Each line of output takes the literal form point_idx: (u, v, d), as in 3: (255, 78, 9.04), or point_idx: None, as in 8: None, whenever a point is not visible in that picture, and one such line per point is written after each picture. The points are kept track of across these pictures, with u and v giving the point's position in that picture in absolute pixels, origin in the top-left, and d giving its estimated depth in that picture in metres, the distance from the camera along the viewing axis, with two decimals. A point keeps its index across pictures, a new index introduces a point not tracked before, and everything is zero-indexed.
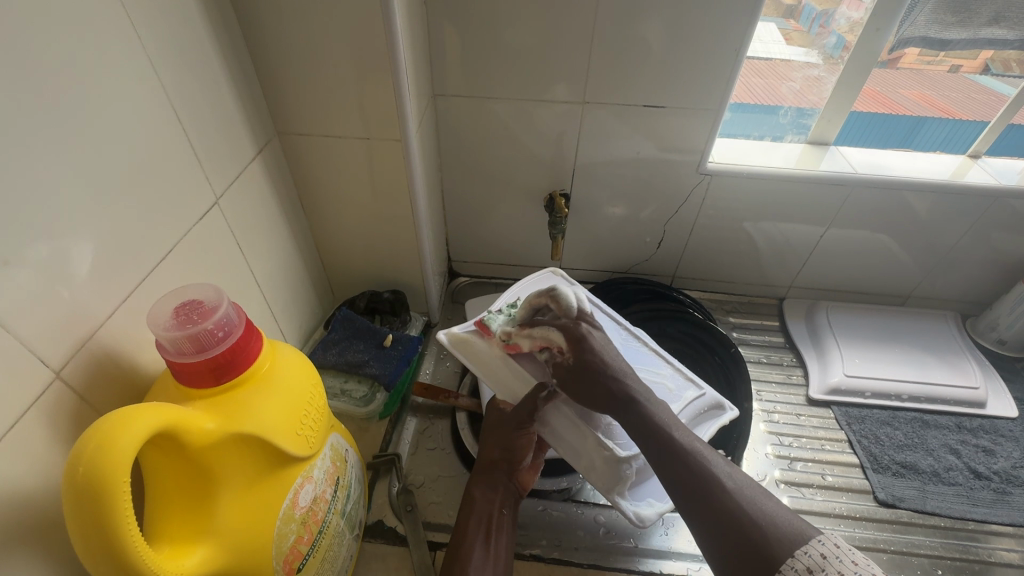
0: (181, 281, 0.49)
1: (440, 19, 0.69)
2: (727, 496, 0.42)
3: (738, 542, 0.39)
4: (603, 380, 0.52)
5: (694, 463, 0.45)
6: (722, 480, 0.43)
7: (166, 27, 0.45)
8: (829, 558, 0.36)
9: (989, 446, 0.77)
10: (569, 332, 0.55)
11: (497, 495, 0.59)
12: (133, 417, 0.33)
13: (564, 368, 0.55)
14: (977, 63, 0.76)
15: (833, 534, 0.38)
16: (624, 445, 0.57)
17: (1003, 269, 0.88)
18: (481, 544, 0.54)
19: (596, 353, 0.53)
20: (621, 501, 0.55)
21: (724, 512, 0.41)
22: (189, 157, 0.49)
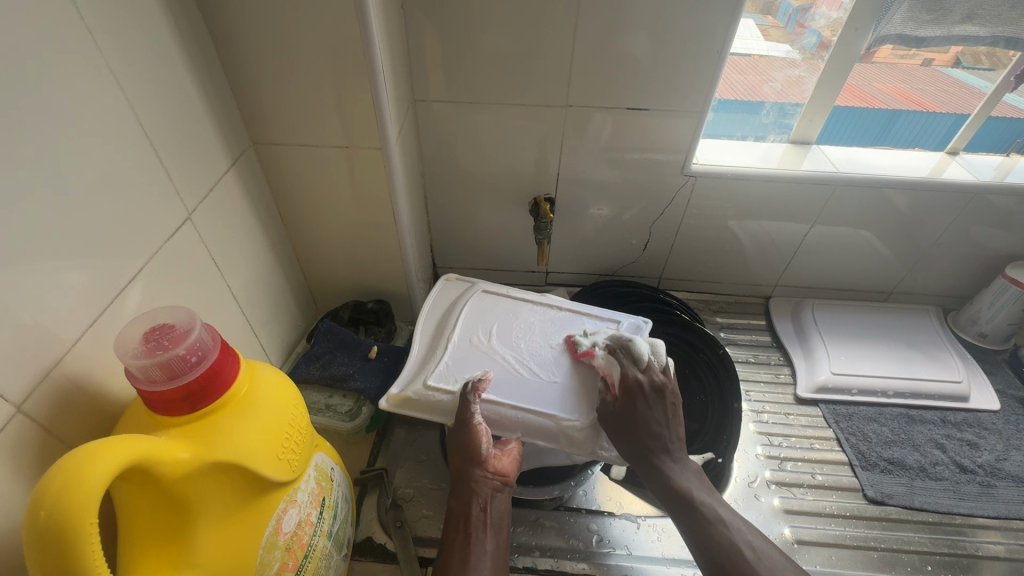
0: (152, 301, 0.47)
1: (419, 23, 0.67)
2: (749, 566, 0.46)
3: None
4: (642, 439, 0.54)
5: (717, 533, 0.50)
6: (742, 550, 0.48)
7: (129, 36, 0.43)
8: None
9: (973, 439, 0.78)
10: (626, 380, 0.56)
11: (473, 493, 0.55)
12: (101, 452, 0.31)
13: (605, 410, 0.55)
14: (948, 56, 0.76)
15: None
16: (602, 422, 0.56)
17: (983, 263, 0.89)
18: (461, 543, 0.52)
19: (643, 414, 0.54)
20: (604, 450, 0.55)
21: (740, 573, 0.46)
22: (157, 171, 0.47)
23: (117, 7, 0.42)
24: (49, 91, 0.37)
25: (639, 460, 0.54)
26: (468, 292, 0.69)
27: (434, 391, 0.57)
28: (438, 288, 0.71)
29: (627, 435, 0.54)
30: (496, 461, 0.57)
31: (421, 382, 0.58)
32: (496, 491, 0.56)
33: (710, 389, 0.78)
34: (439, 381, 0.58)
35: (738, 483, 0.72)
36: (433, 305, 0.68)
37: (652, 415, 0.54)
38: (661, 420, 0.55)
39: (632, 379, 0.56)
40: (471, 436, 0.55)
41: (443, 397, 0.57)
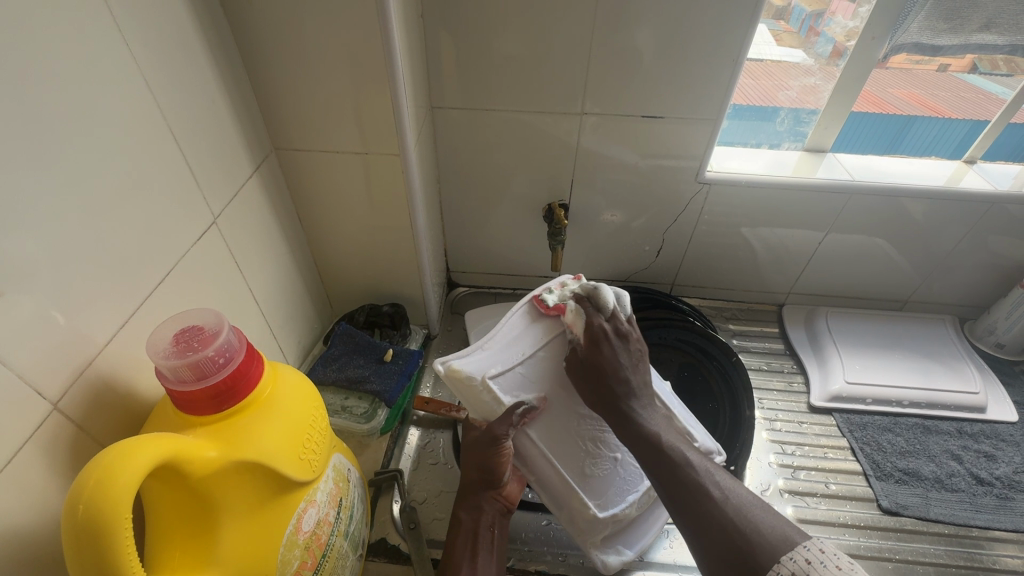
0: (177, 303, 0.49)
1: (437, 30, 0.68)
2: (715, 502, 0.45)
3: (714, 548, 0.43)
4: (608, 387, 0.54)
5: (682, 470, 0.48)
6: (708, 488, 0.47)
7: (160, 46, 0.45)
8: (814, 564, 0.38)
9: (990, 451, 0.77)
10: (591, 330, 0.55)
11: (481, 509, 0.58)
12: (134, 448, 0.32)
13: (573, 362, 0.56)
14: (965, 62, 0.75)
15: (818, 539, 0.40)
16: (604, 505, 0.57)
17: (1000, 272, 0.88)
18: (467, 564, 0.54)
19: (609, 363, 0.54)
20: (592, 550, 0.57)
21: (708, 516, 0.45)
22: (184, 176, 0.48)
23: (150, 17, 0.43)
24: (85, 99, 0.38)
25: (604, 406, 0.54)
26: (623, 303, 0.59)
27: (486, 390, 0.56)
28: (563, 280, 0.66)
29: (590, 383, 0.55)
30: (509, 487, 0.60)
31: (482, 376, 0.57)
32: (502, 516, 0.59)
33: (722, 397, 0.78)
34: (499, 385, 0.57)
35: (751, 491, 0.72)
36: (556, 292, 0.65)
37: (617, 363, 0.54)
38: (625, 368, 0.55)
39: (593, 329, 0.55)
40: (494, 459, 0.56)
41: (491, 404, 0.57)
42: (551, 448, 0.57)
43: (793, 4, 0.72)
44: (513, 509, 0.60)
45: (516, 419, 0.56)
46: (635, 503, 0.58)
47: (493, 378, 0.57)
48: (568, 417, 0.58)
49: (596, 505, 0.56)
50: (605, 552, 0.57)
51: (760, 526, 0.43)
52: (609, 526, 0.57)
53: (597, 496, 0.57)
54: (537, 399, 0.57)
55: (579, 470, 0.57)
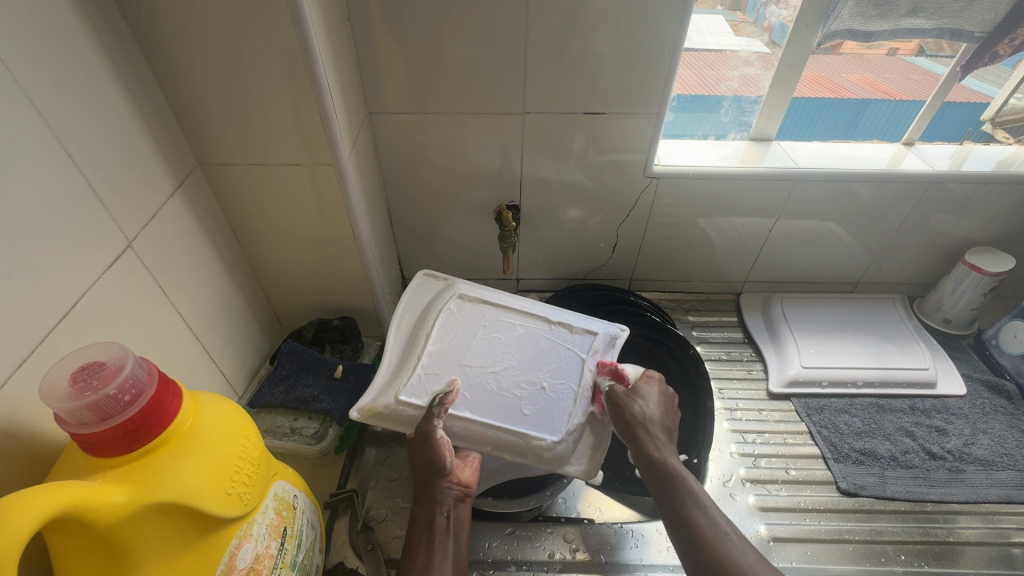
0: (89, 336, 0.45)
1: (368, 34, 0.66)
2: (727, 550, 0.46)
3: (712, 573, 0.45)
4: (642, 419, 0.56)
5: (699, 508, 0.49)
6: (725, 536, 0.47)
7: (49, 61, 0.41)
8: None
9: (942, 425, 0.79)
10: (649, 372, 0.62)
11: (437, 502, 0.55)
12: (21, 504, 0.29)
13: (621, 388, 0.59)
14: (911, 46, 0.77)
15: None
16: (556, 430, 0.57)
17: (944, 249, 0.91)
18: (424, 552, 0.52)
19: (654, 398, 0.59)
20: (569, 467, 0.57)
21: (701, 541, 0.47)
22: (89, 199, 0.45)
23: (34, 29, 0.40)
24: None
25: (630, 432, 0.56)
26: (448, 298, 0.66)
27: (406, 405, 0.56)
28: (417, 283, 0.69)
29: (617, 410, 0.57)
30: (459, 471, 0.56)
31: (390, 397, 0.57)
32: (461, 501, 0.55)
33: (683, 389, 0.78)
34: (411, 396, 0.57)
35: (713, 483, 0.72)
36: (409, 301, 0.67)
37: (657, 403, 0.58)
38: (658, 411, 0.58)
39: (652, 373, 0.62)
40: (433, 451, 0.54)
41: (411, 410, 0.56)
42: (477, 411, 0.57)
43: None
44: (473, 491, 0.56)
45: (437, 409, 0.55)
46: (582, 408, 0.58)
47: (404, 391, 0.58)
48: (485, 382, 0.59)
49: (548, 433, 0.56)
50: (581, 461, 0.57)
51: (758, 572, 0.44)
52: (570, 436, 0.57)
53: (546, 423, 0.57)
54: (449, 383, 0.57)
55: (521, 412, 0.57)
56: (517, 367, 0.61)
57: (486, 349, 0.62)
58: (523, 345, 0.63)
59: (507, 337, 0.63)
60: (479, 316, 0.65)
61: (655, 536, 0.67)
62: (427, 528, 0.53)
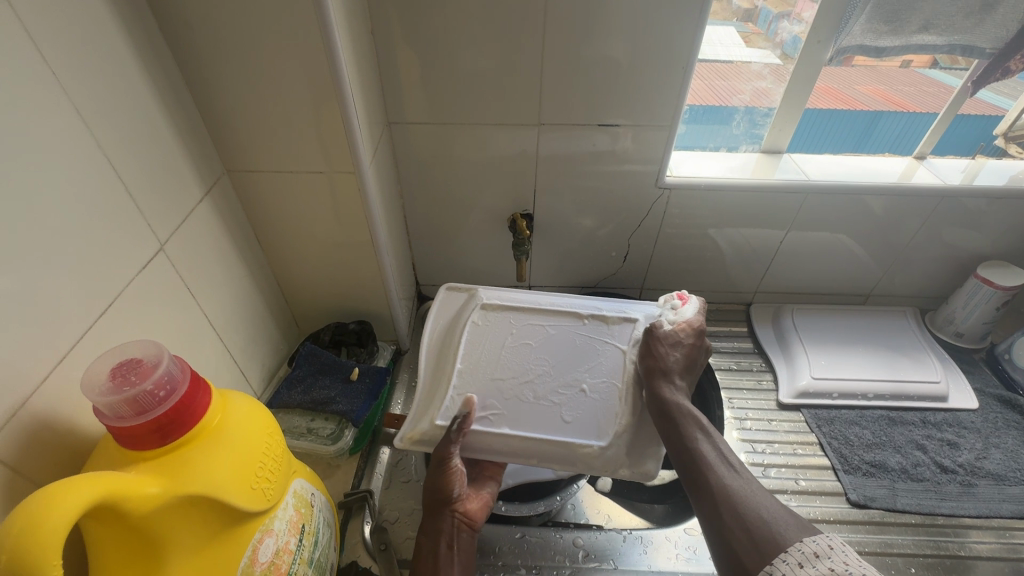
0: (122, 335, 0.47)
1: (390, 47, 0.68)
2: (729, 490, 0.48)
3: (730, 533, 0.45)
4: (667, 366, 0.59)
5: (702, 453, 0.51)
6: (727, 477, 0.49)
7: (94, 73, 0.44)
8: (821, 555, 0.39)
9: (953, 439, 0.79)
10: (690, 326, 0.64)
11: (439, 530, 0.56)
12: (66, 490, 0.31)
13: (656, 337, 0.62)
14: (926, 59, 0.76)
15: (827, 535, 0.41)
16: (603, 434, 0.57)
17: (956, 262, 0.91)
18: None
19: (684, 351, 0.61)
20: (626, 467, 0.56)
21: (721, 500, 0.47)
22: (126, 203, 0.47)
23: (81, 44, 0.42)
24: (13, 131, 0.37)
25: (650, 371, 0.59)
26: (474, 309, 0.69)
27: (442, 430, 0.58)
28: (441, 297, 0.72)
29: (646, 354, 0.61)
30: (467, 504, 0.58)
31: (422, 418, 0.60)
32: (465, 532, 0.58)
33: None
34: (447, 419, 0.58)
35: None
36: (438, 317, 0.70)
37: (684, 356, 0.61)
38: (684, 361, 0.60)
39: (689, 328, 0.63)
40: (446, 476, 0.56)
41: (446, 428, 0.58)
42: (517, 427, 0.58)
43: (758, 6, 0.74)
44: (478, 525, 0.58)
45: (455, 433, 0.56)
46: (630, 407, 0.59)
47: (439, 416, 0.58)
48: (518, 394, 0.60)
49: (592, 438, 0.57)
50: (637, 463, 0.56)
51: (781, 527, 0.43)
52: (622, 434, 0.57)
53: (592, 428, 0.58)
54: (466, 404, 0.57)
55: (563, 419, 0.58)
56: (550, 373, 0.62)
57: (516, 360, 0.63)
58: (556, 348, 0.65)
59: (536, 342, 0.65)
60: (505, 324, 0.68)
61: (663, 543, 0.67)
62: (430, 553, 0.55)
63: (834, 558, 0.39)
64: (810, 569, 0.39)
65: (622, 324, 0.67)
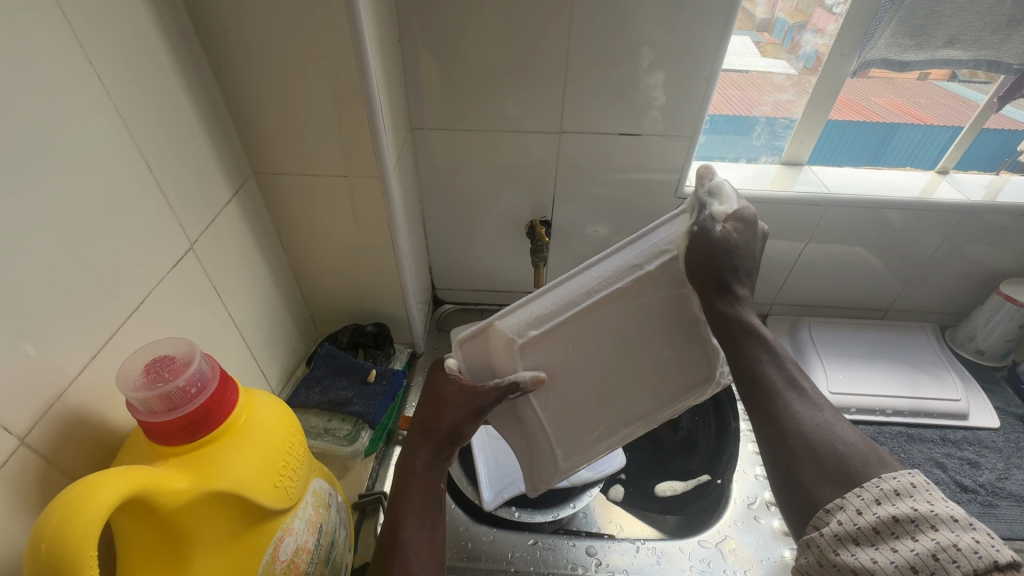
0: (152, 332, 0.48)
1: (415, 54, 0.69)
2: (804, 425, 0.41)
3: (800, 464, 0.40)
4: (722, 278, 0.45)
5: (776, 395, 0.42)
6: (798, 407, 0.42)
7: (133, 77, 0.45)
8: (903, 493, 0.36)
9: (974, 458, 0.78)
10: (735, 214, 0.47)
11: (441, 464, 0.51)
12: (100, 483, 0.31)
13: (704, 250, 0.44)
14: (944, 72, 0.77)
15: (910, 470, 0.37)
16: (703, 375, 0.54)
17: (978, 278, 0.90)
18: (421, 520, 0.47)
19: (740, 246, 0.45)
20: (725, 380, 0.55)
21: (790, 428, 0.41)
22: (160, 203, 0.49)
23: (122, 48, 0.44)
24: (59, 132, 0.38)
25: (705, 292, 0.45)
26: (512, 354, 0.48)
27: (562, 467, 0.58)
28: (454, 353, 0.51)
29: (696, 266, 0.45)
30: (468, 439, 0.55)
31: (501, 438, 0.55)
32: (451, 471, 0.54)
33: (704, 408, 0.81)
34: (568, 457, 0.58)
35: (737, 505, 0.72)
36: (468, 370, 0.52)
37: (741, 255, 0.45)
38: (744, 256, 0.46)
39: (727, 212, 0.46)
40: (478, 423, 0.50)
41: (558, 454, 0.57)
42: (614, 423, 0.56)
43: (775, 16, 0.74)
44: None
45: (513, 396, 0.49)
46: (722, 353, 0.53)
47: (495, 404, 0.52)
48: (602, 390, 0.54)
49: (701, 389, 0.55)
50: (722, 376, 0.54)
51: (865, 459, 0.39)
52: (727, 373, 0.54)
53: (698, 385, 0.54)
54: (535, 380, 0.48)
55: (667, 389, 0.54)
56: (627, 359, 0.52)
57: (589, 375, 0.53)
58: (632, 331, 0.50)
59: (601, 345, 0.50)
60: (557, 347, 0.49)
61: (676, 556, 0.66)
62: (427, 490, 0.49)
63: (917, 496, 0.35)
64: (890, 507, 0.35)
65: (670, 264, 0.46)
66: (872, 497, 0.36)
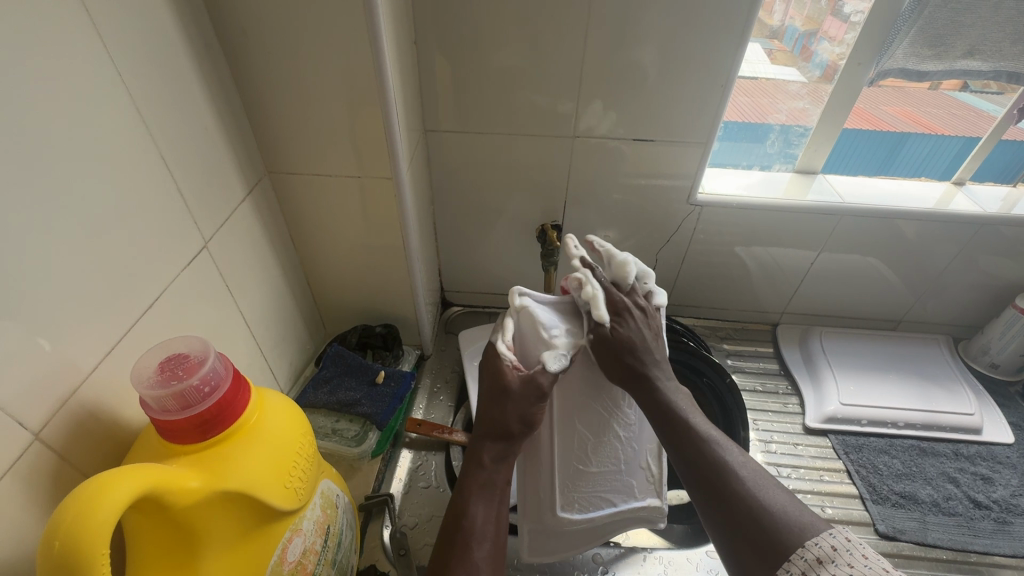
0: (165, 329, 0.48)
1: (430, 56, 0.69)
2: (741, 487, 0.45)
3: (737, 525, 0.44)
4: (632, 361, 0.52)
5: (710, 452, 0.48)
6: (733, 469, 0.47)
7: (152, 74, 0.45)
8: (838, 551, 0.39)
9: (988, 473, 0.76)
10: (614, 301, 0.54)
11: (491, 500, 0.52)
12: (114, 480, 0.31)
13: (614, 344, 0.52)
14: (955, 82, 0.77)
15: (842, 528, 0.41)
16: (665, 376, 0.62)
17: (993, 291, 0.89)
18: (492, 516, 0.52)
19: (633, 334, 0.52)
20: None
21: (727, 496, 0.45)
22: (175, 200, 0.49)
23: (142, 45, 0.44)
24: (77, 127, 0.39)
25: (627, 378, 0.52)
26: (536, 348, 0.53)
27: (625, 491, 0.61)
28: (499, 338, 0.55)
29: (609, 360, 0.52)
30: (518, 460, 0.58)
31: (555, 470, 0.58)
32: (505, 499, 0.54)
33: (716, 412, 0.80)
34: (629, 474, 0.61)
35: None
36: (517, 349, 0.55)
37: (640, 334, 0.53)
38: (648, 335, 0.53)
39: (612, 296, 0.54)
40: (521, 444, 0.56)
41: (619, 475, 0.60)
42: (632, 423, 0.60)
43: (785, 24, 0.74)
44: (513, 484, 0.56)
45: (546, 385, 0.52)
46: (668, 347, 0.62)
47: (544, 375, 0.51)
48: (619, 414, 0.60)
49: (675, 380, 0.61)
50: None
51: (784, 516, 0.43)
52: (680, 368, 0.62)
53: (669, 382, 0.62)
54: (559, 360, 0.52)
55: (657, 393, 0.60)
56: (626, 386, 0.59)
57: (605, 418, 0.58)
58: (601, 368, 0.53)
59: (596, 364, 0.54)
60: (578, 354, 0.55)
61: (682, 565, 0.66)
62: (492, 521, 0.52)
63: (839, 560, 0.38)
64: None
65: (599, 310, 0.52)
66: (812, 556, 0.39)
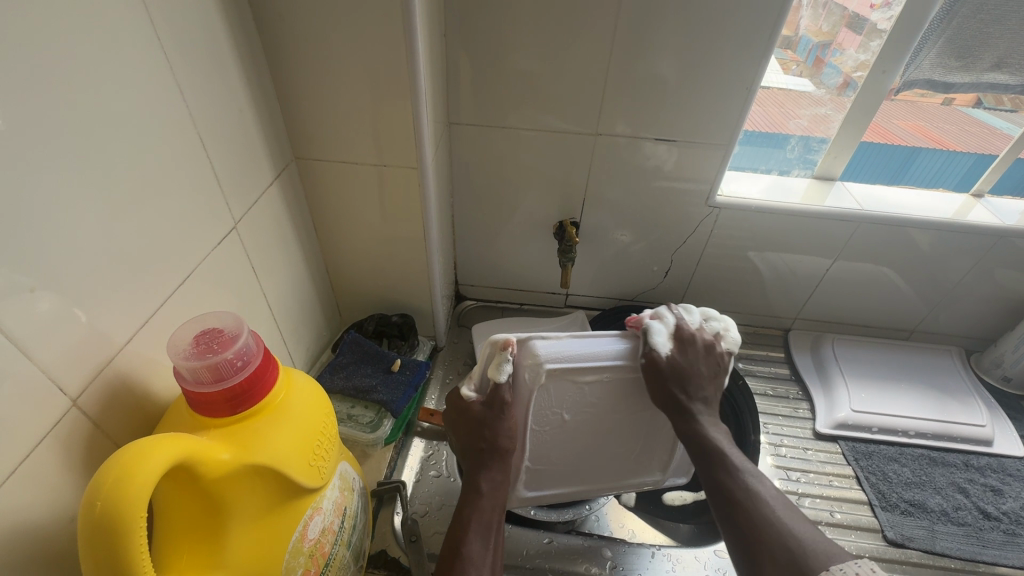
0: (195, 306, 0.49)
1: (458, 50, 0.70)
2: (769, 514, 0.48)
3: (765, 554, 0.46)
4: (681, 391, 0.55)
5: (740, 481, 0.51)
6: (766, 501, 0.49)
7: (194, 56, 0.46)
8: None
9: (997, 485, 0.76)
10: (681, 333, 0.57)
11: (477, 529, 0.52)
12: (152, 447, 0.32)
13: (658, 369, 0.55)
14: (969, 98, 0.77)
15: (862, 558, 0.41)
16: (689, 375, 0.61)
17: (1007, 304, 0.89)
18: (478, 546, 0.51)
19: (693, 367, 0.55)
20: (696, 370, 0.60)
21: (760, 521, 0.48)
22: (209, 180, 0.49)
23: (184, 26, 0.44)
24: (123, 103, 0.39)
25: (671, 408, 0.55)
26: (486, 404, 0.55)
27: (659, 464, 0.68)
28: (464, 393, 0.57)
29: (662, 380, 0.55)
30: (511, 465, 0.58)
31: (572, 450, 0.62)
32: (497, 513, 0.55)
33: (728, 418, 0.83)
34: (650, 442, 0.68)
35: None
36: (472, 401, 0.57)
37: (698, 368, 0.56)
38: (708, 372, 0.56)
39: (681, 332, 0.57)
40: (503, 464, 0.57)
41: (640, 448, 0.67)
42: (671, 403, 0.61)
43: (799, 34, 0.73)
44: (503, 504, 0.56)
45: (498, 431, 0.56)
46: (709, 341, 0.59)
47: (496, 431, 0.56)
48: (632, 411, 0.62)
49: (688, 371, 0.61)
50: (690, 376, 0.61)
51: (804, 537, 0.45)
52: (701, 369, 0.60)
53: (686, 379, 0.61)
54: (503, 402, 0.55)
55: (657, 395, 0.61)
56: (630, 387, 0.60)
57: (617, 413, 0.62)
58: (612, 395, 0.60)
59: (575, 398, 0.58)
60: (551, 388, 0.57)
61: (690, 562, 0.66)
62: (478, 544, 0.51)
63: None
64: None
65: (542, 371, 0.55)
66: None
